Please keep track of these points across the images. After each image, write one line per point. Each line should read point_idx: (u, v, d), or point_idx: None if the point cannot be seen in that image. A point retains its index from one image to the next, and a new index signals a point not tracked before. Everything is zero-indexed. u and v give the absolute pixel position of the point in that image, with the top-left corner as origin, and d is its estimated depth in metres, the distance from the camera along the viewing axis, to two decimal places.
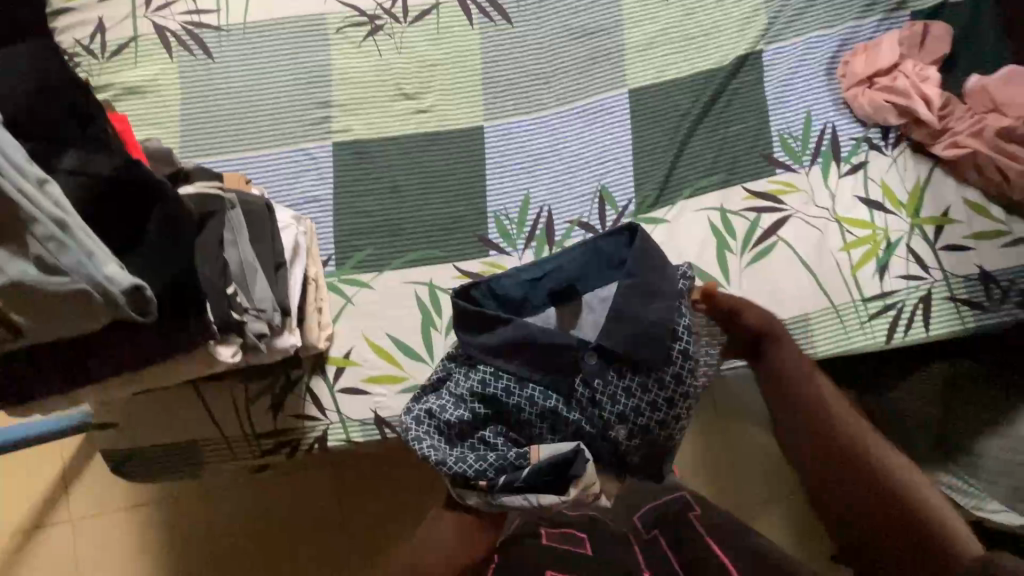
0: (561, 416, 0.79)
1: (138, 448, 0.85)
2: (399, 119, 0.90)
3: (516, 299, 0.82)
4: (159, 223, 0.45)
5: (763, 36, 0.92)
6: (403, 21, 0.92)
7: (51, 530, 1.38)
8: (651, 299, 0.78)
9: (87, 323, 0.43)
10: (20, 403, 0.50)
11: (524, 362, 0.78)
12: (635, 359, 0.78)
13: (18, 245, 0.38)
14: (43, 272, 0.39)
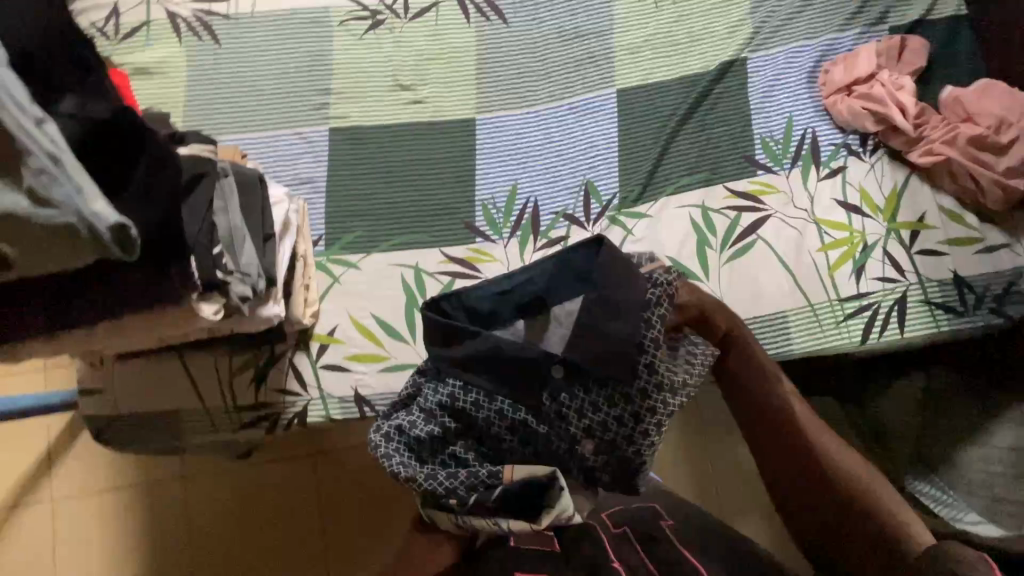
0: (529, 431, 0.73)
1: (121, 416, 0.86)
2: (395, 109, 0.94)
3: (485, 313, 0.74)
4: (147, 168, 0.48)
5: (747, 44, 0.96)
6: (404, 17, 0.96)
7: (29, 509, 1.38)
8: (615, 315, 0.71)
9: (74, 259, 0.45)
10: (6, 340, 0.52)
11: (492, 375, 0.72)
12: (607, 373, 0.71)
13: (16, 177, 0.41)
14: (34, 204, 0.41)
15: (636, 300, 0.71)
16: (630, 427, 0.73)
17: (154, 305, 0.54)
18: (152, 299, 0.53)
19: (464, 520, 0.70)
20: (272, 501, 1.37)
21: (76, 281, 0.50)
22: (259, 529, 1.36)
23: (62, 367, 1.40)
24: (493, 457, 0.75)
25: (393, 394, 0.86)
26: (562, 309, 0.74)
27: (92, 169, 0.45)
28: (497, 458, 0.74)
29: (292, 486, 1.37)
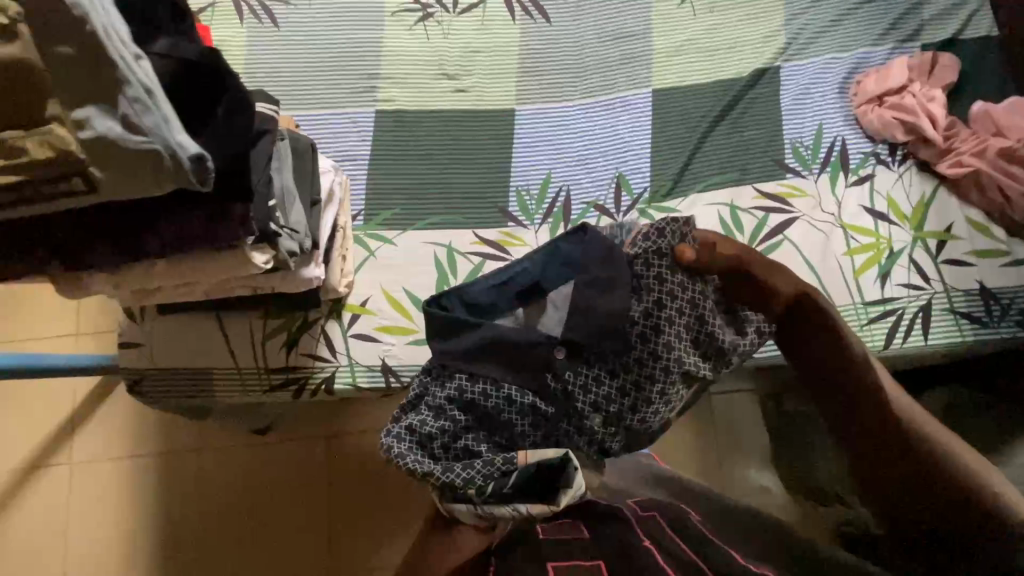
0: (536, 414, 0.73)
1: (157, 369, 0.89)
2: (438, 96, 0.98)
3: (486, 304, 0.76)
4: (227, 108, 0.50)
5: (781, 53, 0.99)
6: (453, 11, 1.01)
7: (51, 470, 1.41)
8: (608, 289, 0.73)
9: (150, 188, 0.48)
10: (79, 268, 0.56)
11: (496, 363, 0.73)
12: (604, 347, 0.74)
13: (115, 104, 0.45)
14: (126, 130, 0.45)
15: (621, 274, 0.74)
16: (634, 395, 0.75)
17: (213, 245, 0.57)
18: (213, 241, 0.57)
19: (486, 510, 0.67)
20: (284, 476, 1.38)
21: (145, 215, 0.54)
22: (270, 506, 1.37)
23: (95, 334, 1.45)
24: (507, 446, 0.73)
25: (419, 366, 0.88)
26: (556, 295, 0.76)
27: (178, 106, 0.49)
28: (510, 447, 0.73)
29: (305, 465, 1.38)
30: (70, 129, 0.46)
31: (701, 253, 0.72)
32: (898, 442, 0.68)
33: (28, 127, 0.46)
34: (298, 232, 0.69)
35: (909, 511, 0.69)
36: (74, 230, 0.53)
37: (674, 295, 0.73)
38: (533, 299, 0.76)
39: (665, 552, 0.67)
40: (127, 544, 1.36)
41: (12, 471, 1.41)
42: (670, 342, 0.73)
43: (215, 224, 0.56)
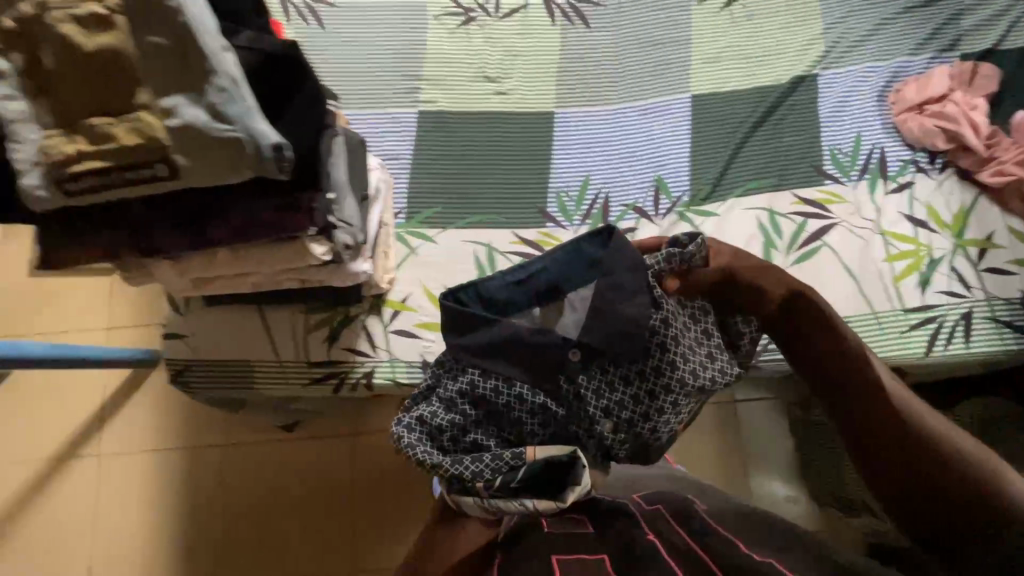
0: (547, 415, 0.73)
1: (200, 360, 0.91)
2: (480, 97, 0.99)
3: (502, 300, 0.72)
4: (303, 99, 0.52)
5: (820, 61, 1.00)
6: (495, 16, 1.03)
7: (80, 462, 1.42)
8: (629, 296, 0.70)
9: (228, 175, 0.49)
10: (148, 254, 0.58)
11: (510, 361, 0.70)
12: (617, 354, 0.71)
13: (202, 93, 0.47)
14: (211, 118, 0.47)
15: (638, 283, 0.70)
16: (644, 403, 0.74)
17: (280, 235, 0.58)
18: (280, 231, 0.57)
19: (492, 503, 0.68)
20: (308, 474, 1.39)
21: (214, 203, 0.55)
22: (293, 504, 1.37)
23: (126, 327, 1.47)
24: (515, 442, 0.73)
25: None
26: (578, 296, 0.71)
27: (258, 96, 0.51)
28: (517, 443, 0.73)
29: (328, 465, 1.39)
30: (157, 117, 0.47)
31: (695, 273, 0.72)
32: (896, 440, 0.67)
33: (120, 114, 0.47)
34: (354, 230, 0.70)
35: (913, 528, 0.65)
36: (146, 216, 0.54)
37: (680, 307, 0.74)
38: (552, 300, 0.72)
39: (671, 547, 0.68)
40: (151, 538, 1.37)
41: (41, 463, 1.43)
42: (674, 358, 0.72)
43: (283, 214, 0.57)
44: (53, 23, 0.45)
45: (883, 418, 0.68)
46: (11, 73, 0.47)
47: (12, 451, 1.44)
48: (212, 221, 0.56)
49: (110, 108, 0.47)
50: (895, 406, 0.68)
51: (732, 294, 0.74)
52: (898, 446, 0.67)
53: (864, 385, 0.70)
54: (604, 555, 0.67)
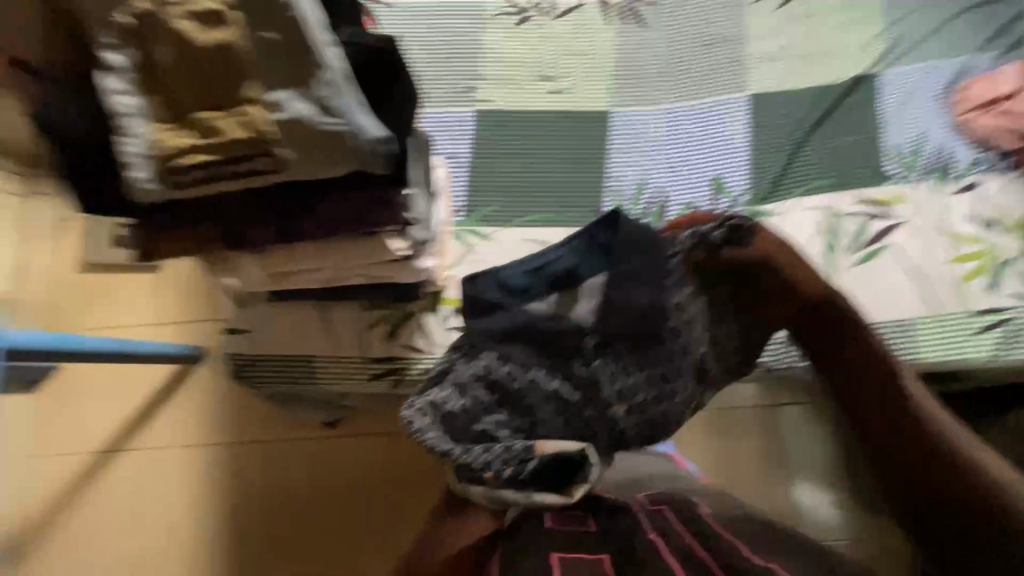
0: (561, 399, 0.78)
1: (262, 355, 0.92)
2: (536, 97, 1.00)
3: (520, 288, 0.79)
4: (399, 95, 0.52)
5: (881, 60, 0.99)
6: (550, 16, 1.03)
7: (125, 455, 1.45)
8: (637, 285, 0.79)
9: (328, 169, 0.50)
10: (241, 247, 0.59)
11: (529, 345, 0.77)
12: (629, 336, 0.79)
13: (308, 87, 0.47)
14: (317, 112, 0.48)
15: (653, 264, 0.79)
16: (656, 389, 0.80)
17: (366, 227, 0.59)
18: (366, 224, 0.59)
19: (498, 495, 0.68)
20: (348, 471, 1.39)
21: (307, 196, 0.56)
22: (336, 501, 1.38)
23: (172, 323, 1.50)
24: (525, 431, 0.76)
25: None
26: (590, 283, 0.79)
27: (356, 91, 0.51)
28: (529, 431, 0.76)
29: (368, 462, 1.39)
30: (264, 111, 0.48)
31: (721, 260, 0.81)
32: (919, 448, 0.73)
33: (228, 109, 0.48)
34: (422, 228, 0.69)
35: (928, 521, 0.71)
36: (243, 209, 0.55)
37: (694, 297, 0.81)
38: (567, 287, 0.79)
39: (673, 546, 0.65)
40: (197, 532, 1.39)
41: (89, 456, 1.45)
42: (683, 339, 0.80)
43: (372, 208, 0.58)
44: (171, 20, 0.46)
45: (903, 415, 0.74)
46: (124, 68, 0.48)
47: (60, 444, 1.46)
48: (302, 214, 0.57)
49: (219, 103, 0.48)
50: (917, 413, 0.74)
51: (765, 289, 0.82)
52: (909, 440, 0.74)
53: (888, 385, 0.76)
54: (605, 555, 0.65)
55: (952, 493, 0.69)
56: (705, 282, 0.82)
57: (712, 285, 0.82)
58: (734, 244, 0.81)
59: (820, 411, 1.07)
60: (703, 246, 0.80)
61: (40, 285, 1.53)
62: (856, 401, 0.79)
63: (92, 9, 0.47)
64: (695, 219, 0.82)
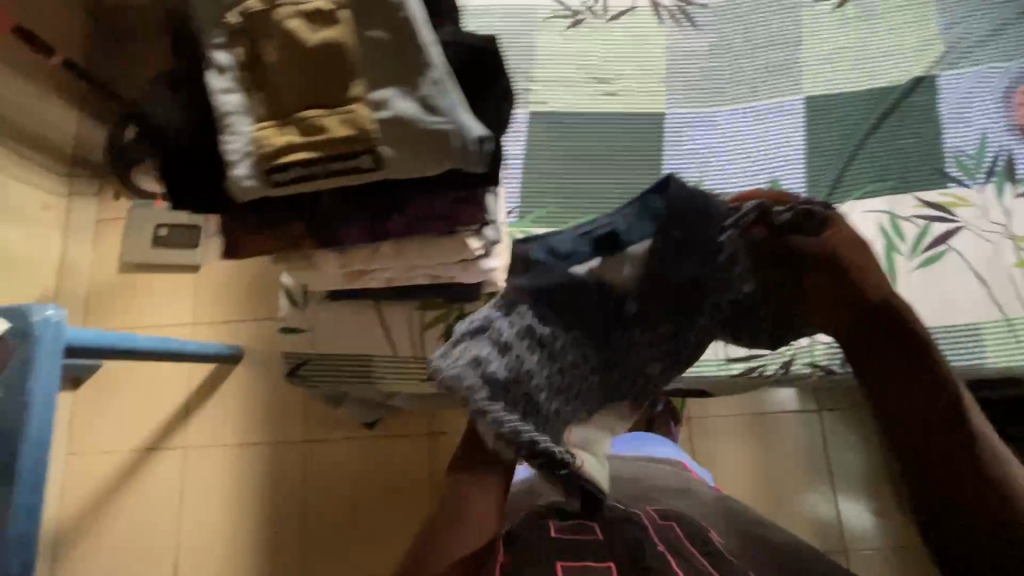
0: (593, 362, 0.75)
1: (319, 355, 0.94)
2: (590, 99, 1.00)
3: (567, 252, 0.75)
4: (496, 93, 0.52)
5: (940, 62, 0.98)
6: (603, 18, 1.04)
7: (164, 453, 1.45)
8: (688, 254, 0.72)
9: (426, 167, 0.50)
10: (328, 248, 0.62)
11: (570, 310, 0.73)
12: (669, 302, 0.74)
13: (415, 87, 0.48)
14: (422, 111, 0.48)
15: (708, 231, 0.72)
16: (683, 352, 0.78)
17: (453, 228, 0.61)
18: (453, 223, 0.60)
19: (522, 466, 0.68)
20: (387, 473, 1.40)
21: (398, 196, 0.56)
22: (373, 501, 1.38)
23: (211, 324, 1.51)
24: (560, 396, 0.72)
25: None
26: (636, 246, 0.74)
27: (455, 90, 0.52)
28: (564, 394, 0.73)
29: (407, 464, 1.39)
30: (368, 110, 0.48)
31: (784, 239, 0.72)
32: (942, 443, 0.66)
33: (331, 107, 0.49)
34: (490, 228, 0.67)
35: (940, 523, 0.65)
36: (336, 208, 0.57)
37: (747, 272, 0.73)
38: (611, 250, 0.74)
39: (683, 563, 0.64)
40: (235, 531, 1.39)
41: (129, 454, 1.46)
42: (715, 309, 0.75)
43: (460, 206, 0.59)
44: (283, 19, 0.47)
45: (935, 415, 0.68)
46: (231, 67, 0.49)
47: (100, 442, 1.47)
48: (388, 217, 0.59)
49: (323, 101, 0.49)
50: (952, 410, 0.67)
51: (824, 285, 0.73)
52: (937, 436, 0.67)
53: (920, 375, 0.69)
54: (612, 565, 0.64)
55: (965, 492, 0.64)
56: (761, 261, 0.73)
57: (768, 266, 0.73)
58: (800, 226, 0.72)
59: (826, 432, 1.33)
60: (766, 220, 0.72)
61: (81, 284, 1.54)
62: (885, 389, 0.71)
63: (207, 11, 0.49)
64: (773, 196, 0.73)
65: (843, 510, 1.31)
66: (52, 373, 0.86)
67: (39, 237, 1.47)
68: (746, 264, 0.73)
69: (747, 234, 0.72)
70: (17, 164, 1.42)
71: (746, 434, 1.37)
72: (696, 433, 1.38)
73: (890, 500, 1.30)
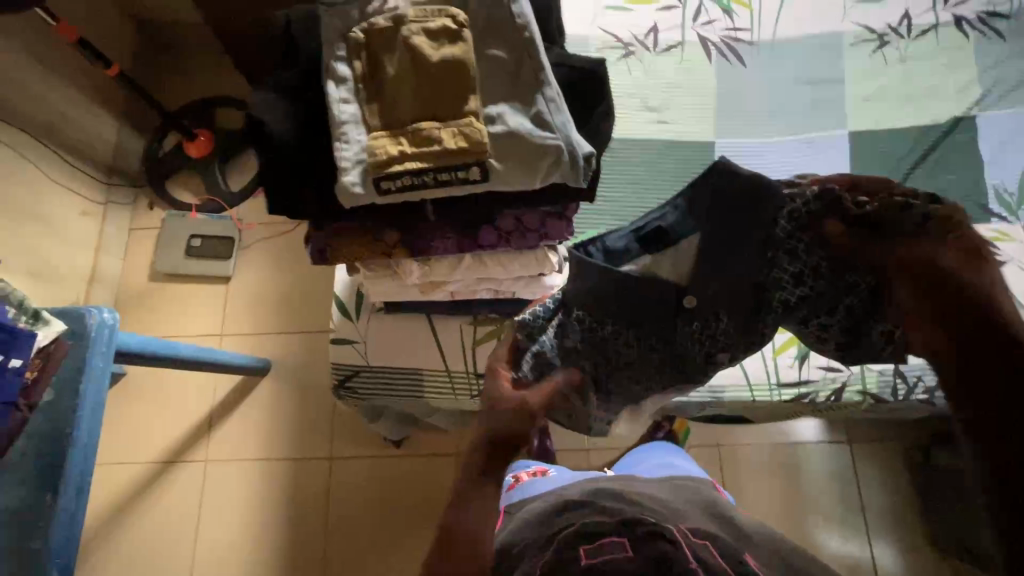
0: (654, 349, 0.76)
1: (368, 367, 0.92)
2: (641, 126, 1.03)
3: (619, 250, 0.74)
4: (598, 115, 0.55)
5: (978, 103, 1.02)
6: (654, 51, 1.08)
7: (185, 466, 1.42)
8: (735, 252, 0.68)
9: (533, 177, 0.51)
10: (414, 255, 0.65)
11: (619, 306, 0.72)
12: (724, 298, 0.71)
13: (529, 104, 0.51)
14: (535, 126, 0.51)
15: (762, 227, 0.67)
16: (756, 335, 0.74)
17: (540, 242, 0.64)
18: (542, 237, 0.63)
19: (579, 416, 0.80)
20: (413, 493, 1.37)
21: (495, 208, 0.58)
22: (397, 521, 1.36)
23: (240, 335, 1.51)
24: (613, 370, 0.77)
25: None
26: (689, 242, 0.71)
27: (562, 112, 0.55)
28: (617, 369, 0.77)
29: (432, 485, 1.37)
30: (482, 122, 0.51)
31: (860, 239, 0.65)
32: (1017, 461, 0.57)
33: (447, 120, 0.50)
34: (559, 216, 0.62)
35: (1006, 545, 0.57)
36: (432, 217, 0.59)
37: (809, 270, 0.68)
38: (663, 247, 0.72)
39: None
40: (252, 547, 1.36)
41: (148, 464, 1.42)
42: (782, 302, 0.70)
43: (549, 221, 0.62)
44: (409, 36, 0.51)
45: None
46: (352, 79, 0.52)
47: (119, 452, 1.44)
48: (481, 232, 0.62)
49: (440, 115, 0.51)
50: None
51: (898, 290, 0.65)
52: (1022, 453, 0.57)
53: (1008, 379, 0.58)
54: None
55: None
56: (833, 258, 0.67)
57: (841, 266, 0.67)
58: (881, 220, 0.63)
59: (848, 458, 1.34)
60: (839, 212, 0.64)
61: (110, 290, 1.53)
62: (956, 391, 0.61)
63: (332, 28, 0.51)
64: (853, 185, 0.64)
65: (874, 547, 1.29)
66: (102, 376, 0.85)
67: (72, 241, 1.46)
68: (809, 262, 0.67)
69: (809, 225, 0.66)
70: (59, 169, 1.43)
71: (776, 463, 1.36)
72: (726, 461, 1.37)
73: (920, 535, 1.29)
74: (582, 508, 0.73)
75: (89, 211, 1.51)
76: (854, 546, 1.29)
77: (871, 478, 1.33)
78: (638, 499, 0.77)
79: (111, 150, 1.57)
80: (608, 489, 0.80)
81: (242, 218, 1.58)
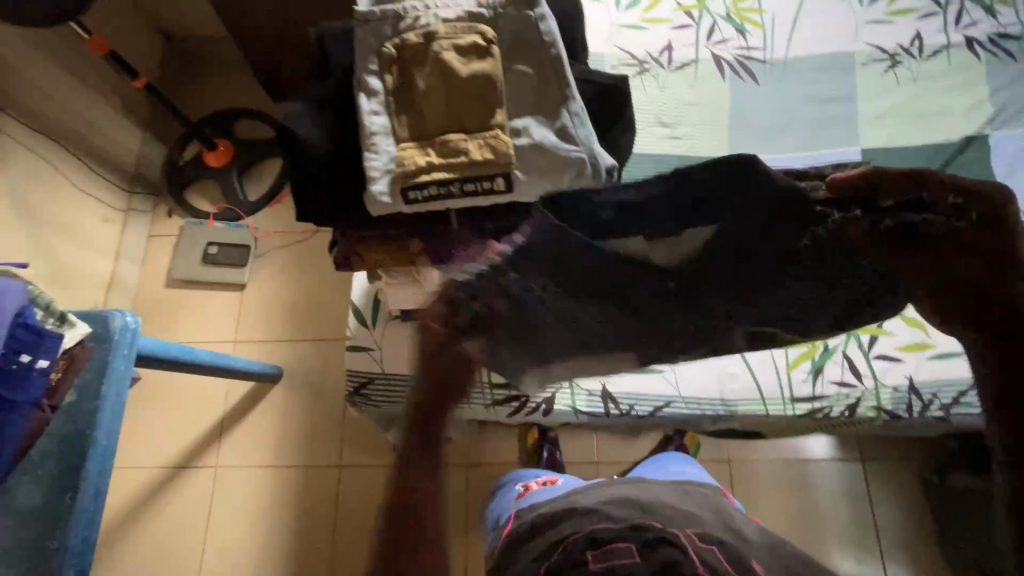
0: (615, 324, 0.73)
1: (383, 375, 0.93)
2: (655, 141, 1.05)
3: (603, 219, 0.68)
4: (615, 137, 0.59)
5: (990, 122, 1.03)
6: (668, 68, 1.10)
7: (196, 471, 1.43)
8: (768, 234, 0.64)
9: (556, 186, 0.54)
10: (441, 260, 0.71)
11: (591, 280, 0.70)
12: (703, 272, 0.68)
13: (554, 117, 0.54)
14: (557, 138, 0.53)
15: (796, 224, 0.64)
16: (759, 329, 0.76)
17: None
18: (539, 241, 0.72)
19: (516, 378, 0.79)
20: None
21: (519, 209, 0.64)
22: None
23: (254, 341, 1.52)
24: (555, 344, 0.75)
25: (638, 394, 0.90)
26: (694, 233, 0.66)
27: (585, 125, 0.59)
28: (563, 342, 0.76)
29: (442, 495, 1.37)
30: (507, 134, 0.53)
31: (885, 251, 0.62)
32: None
33: (472, 133, 0.53)
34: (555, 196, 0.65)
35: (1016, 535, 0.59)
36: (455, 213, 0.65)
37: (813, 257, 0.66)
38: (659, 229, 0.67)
39: None
40: (260, 554, 1.35)
41: (159, 469, 1.43)
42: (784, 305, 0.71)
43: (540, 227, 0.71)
44: (437, 50, 0.53)
45: None
46: (378, 91, 0.54)
47: (132, 456, 1.45)
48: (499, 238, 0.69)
49: (467, 126, 0.53)
50: None
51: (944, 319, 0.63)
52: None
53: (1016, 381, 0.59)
54: None
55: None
56: (849, 262, 0.65)
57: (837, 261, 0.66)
58: (918, 229, 0.59)
59: (861, 476, 1.33)
60: (864, 220, 0.61)
61: (127, 296, 1.56)
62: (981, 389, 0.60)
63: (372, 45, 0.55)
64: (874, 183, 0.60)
65: (888, 568, 1.27)
66: (124, 379, 0.86)
67: (93, 247, 1.49)
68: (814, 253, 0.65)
69: (836, 236, 0.63)
70: (83, 176, 1.46)
71: (787, 479, 1.35)
72: (736, 476, 1.36)
73: (934, 556, 1.27)
74: (596, 511, 0.73)
75: (111, 218, 1.54)
76: (869, 567, 1.27)
77: (884, 497, 1.32)
78: (651, 505, 0.76)
79: (134, 158, 1.60)
80: (619, 496, 0.79)
81: (258, 227, 1.61)
